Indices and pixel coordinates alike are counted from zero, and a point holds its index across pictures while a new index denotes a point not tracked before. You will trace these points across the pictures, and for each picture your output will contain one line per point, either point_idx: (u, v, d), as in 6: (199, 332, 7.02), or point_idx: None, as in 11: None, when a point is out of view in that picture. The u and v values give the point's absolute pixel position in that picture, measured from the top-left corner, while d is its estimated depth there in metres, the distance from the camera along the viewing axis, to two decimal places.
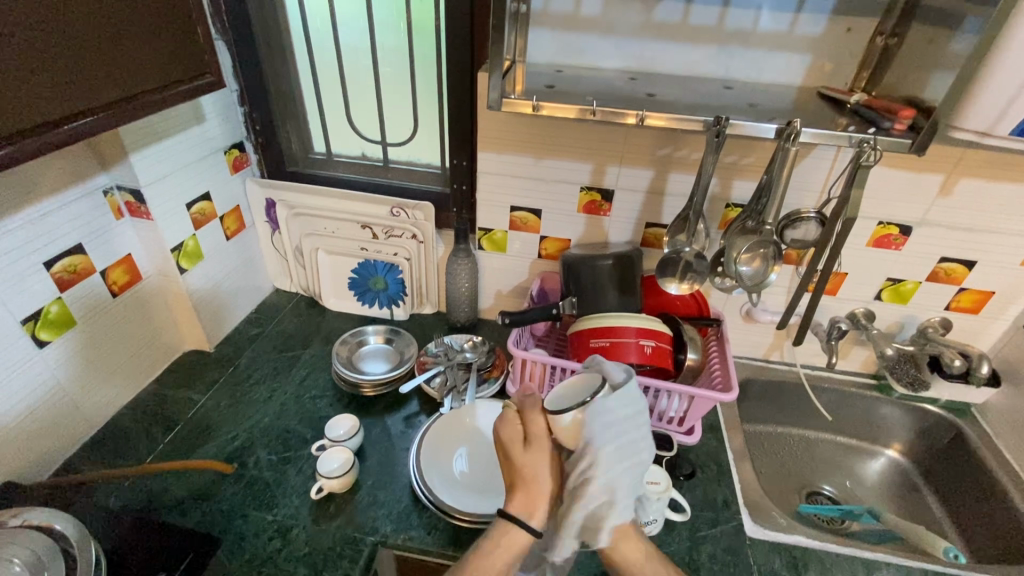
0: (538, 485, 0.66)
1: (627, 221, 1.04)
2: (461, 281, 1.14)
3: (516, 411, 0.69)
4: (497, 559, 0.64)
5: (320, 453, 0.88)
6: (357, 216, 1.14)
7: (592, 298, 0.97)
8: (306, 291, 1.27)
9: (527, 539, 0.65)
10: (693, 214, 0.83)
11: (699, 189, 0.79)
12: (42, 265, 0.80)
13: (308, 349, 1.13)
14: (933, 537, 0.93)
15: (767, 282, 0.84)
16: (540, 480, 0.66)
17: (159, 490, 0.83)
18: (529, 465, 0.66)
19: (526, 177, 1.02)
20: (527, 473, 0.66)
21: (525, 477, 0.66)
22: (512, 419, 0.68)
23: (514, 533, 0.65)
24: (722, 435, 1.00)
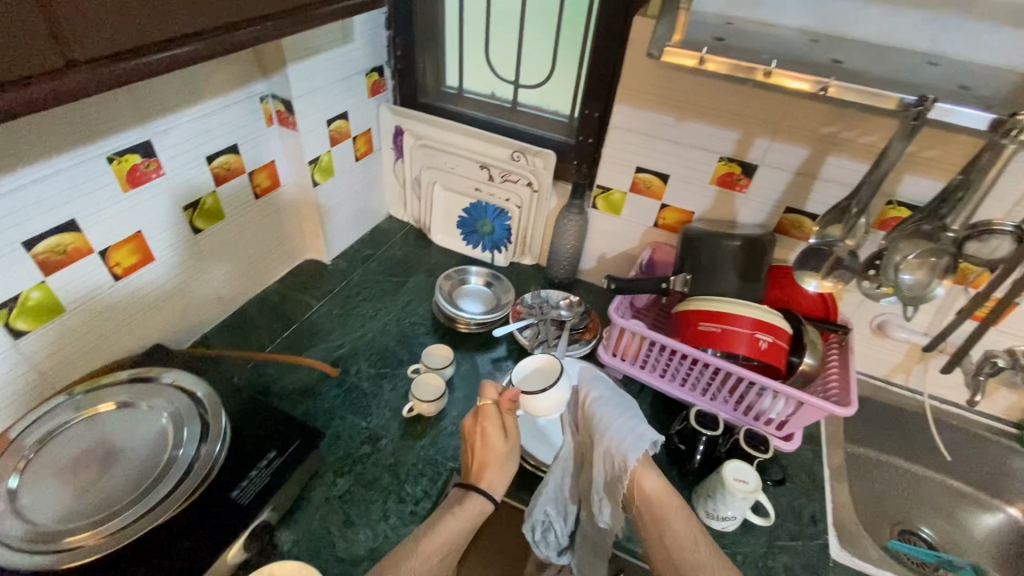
0: (494, 463, 0.70)
1: (763, 202, 0.95)
2: (569, 236, 1.11)
3: (478, 407, 0.74)
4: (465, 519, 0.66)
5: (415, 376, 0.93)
6: (478, 156, 1.14)
7: (709, 278, 0.91)
8: (416, 223, 1.32)
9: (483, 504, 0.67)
10: (858, 207, 0.73)
11: (870, 177, 0.69)
12: (205, 159, 0.87)
13: (412, 277, 1.18)
14: None
15: (931, 297, 0.72)
16: (496, 451, 0.71)
17: (274, 378, 0.92)
18: (484, 439, 0.72)
19: (662, 138, 0.96)
20: (485, 445, 0.71)
21: (487, 452, 0.71)
22: (482, 417, 0.73)
23: (475, 498, 0.67)
24: (821, 449, 0.93)
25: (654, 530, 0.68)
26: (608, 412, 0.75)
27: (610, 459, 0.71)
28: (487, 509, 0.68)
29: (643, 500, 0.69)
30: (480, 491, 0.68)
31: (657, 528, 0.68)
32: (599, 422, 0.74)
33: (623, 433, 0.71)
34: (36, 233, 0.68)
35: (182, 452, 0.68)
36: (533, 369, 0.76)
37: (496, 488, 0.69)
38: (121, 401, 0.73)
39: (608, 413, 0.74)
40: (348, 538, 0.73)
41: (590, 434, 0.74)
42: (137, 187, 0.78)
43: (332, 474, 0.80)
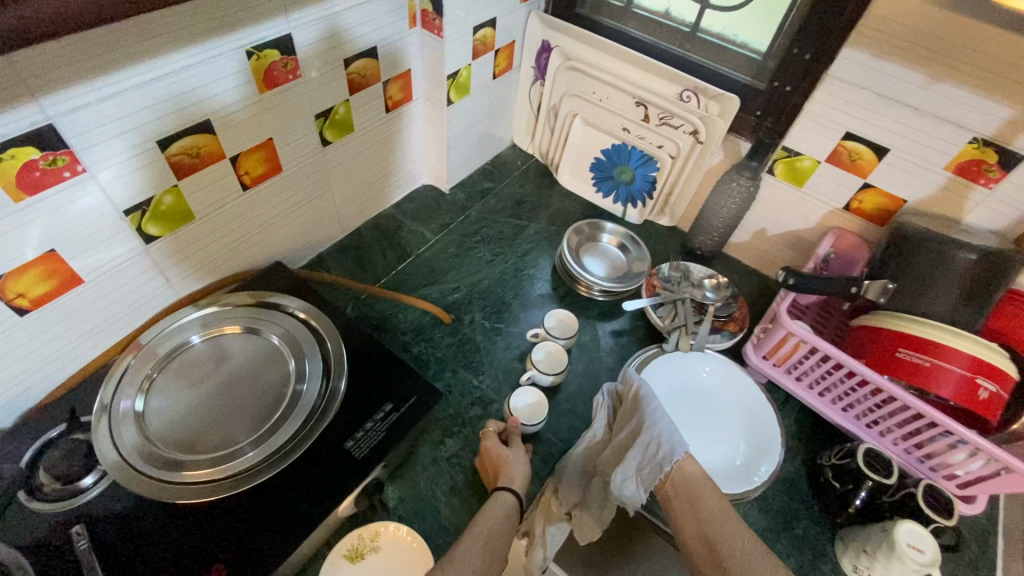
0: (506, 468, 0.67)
1: (1014, 205, 0.73)
2: (727, 204, 0.94)
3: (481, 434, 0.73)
4: (492, 517, 0.62)
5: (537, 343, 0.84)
6: (636, 89, 0.95)
7: (918, 291, 0.73)
8: (542, 157, 1.17)
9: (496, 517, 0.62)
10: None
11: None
12: (343, 61, 0.76)
13: (534, 221, 1.06)
14: None
15: None
16: (504, 461, 0.68)
17: (386, 314, 0.87)
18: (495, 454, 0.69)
19: (897, 102, 0.74)
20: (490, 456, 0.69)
21: (496, 468, 0.68)
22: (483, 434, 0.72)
23: (501, 494, 0.64)
24: (998, 514, 0.78)
25: (684, 504, 0.64)
26: (656, 406, 0.71)
27: (648, 451, 0.67)
28: (508, 511, 0.63)
29: (681, 479, 0.66)
30: (506, 489, 0.64)
31: (692, 518, 0.63)
32: (647, 410, 0.70)
33: (671, 429, 0.68)
34: (172, 129, 0.61)
35: (307, 388, 0.65)
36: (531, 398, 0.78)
37: (518, 485, 0.65)
38: (245, 326, 0.69)
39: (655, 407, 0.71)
40: (455, 506, 0.69)
41: (634, 423, 0.70)
42: (274, 88, 0.69)
43: (440, 433, 0.75)
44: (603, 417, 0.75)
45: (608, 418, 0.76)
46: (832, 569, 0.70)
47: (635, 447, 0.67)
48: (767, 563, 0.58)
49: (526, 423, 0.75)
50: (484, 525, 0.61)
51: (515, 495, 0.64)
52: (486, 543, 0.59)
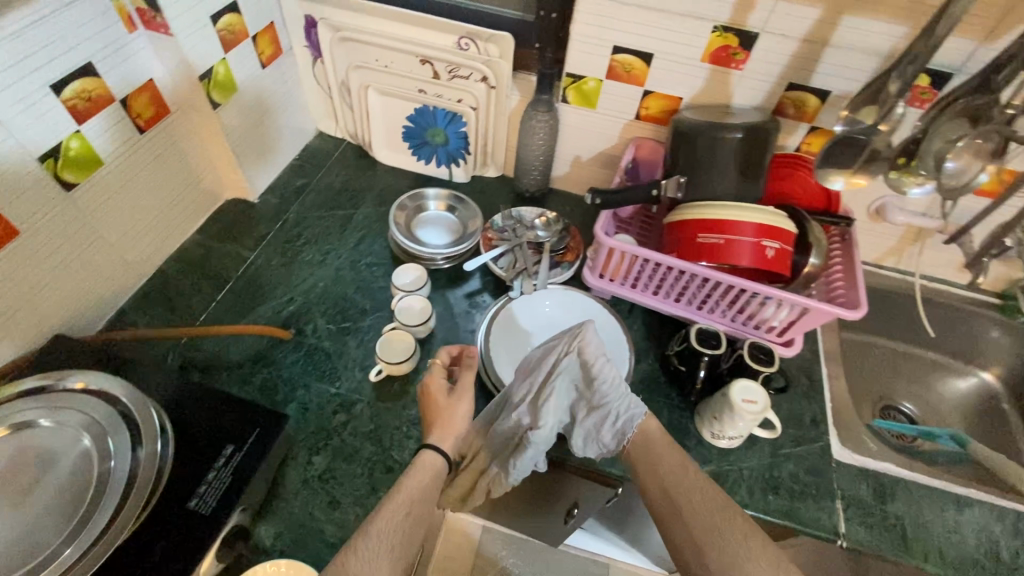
0: (447, 425, 0.68)
1: (764, 80, 0.81)
2: (538, 141, 0.96)
3: (427, 373, 0.73)
4: (424, 473, 0.65)
5: (393, 300, 0.84)
6: (416, 47, 0.92)
7: (704, 178, 0.80)
8: (354, 138, 1.12)
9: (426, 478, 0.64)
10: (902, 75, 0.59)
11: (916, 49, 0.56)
12: (50, 88, 0.64)
13: (360, 207, 1.02)
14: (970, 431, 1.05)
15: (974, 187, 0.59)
16: (449, 416, 0.69)
17: (217, 351, 0.80)
18: (441, 407, 0.69)
19: (644, 7, 0.78)
20: (438, 411, 0.69)
21: (441, 420, 0.69)
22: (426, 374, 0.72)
23: (427, 454, 0.66)
24: (816, 345, 0.90)
25: (644, 465, 0.67)
26: (612, 380, 0.67)
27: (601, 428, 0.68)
28: (437, 468, 0.66)
29: (642, 439, 0.68)
30: (433, 449, 0.67)
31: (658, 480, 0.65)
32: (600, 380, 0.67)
33: (628, 397, 0.67)
34: None
35: (116, 463, 0.57)
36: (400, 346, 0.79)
37: (446, 448, 0.68)
38: (19, 424, 0.59)
39: (609, 379, 0.67)
40: (337, 521, 0.67)
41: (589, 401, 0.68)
42: None
43: (306, 452, 0.71)
44: (535, 393, 0.68)
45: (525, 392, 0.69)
46: (698, 442, 0.78)
47: (591, 420, 0.68)
48: (729, 517, 0.62)
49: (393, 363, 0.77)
50: (414, 485, 0.63)
51: (444, 457, 0.67)
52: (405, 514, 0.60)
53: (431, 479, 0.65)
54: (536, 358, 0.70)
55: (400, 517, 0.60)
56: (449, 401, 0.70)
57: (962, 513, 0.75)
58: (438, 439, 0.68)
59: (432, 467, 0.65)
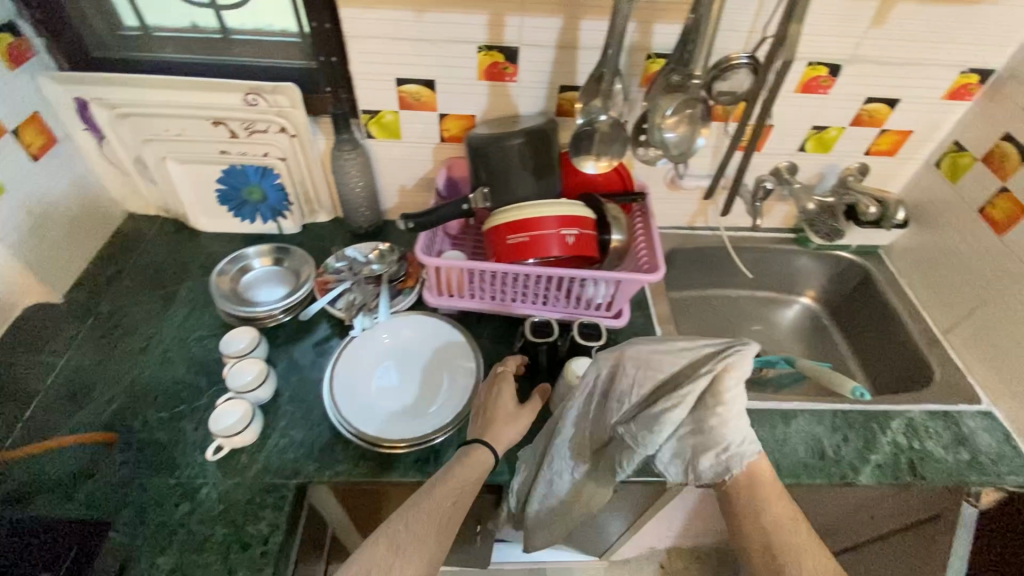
0: (490, 419, 0.73)
1: (538, 86, 0.88)
2: (353, 179, 0.97)
3: (509, 366, 0.79)
4: (476, 467, 0.68)
5: (226, 370, 0.81)
6: (204, 110, 0.91)
7: (504, 184, 0.85)
8: (169, 213, 1.07)
9: (486, 465, 0.69)
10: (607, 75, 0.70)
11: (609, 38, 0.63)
12: None
13: (184, 282, 0.98)
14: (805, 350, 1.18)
15: (694, 151, 0.68)
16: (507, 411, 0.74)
17: (30, 476, 0.72)
18: (499, 403, 0.75)
19: (409, 39, 0.82)
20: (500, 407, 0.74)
21: (499, 414, 0.73)
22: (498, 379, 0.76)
23: (480, 446, 0.70)
24: (650, 310, 0.99)
25: (745, 507, 0.67)
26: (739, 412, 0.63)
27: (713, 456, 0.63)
28: (488, 462, 0.69)
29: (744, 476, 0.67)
30: (486, 445, 0.70)
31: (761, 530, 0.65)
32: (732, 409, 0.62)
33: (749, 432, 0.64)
34: None
35: None
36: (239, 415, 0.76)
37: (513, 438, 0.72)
38: None
39: (701, 397, 0.63)
40: None
41: (690, 424, 0.64)
42: None
43: (150, 557, 0.66)
44: (592, 404, 0.72)
45: (631, 393, 0.67)
46: None
47: (692, 442, 0.64)
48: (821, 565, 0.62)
49: (234, 434, 0.74)
50: (464, 476, 0.67)
51: (496, 451, 0.70)
52: (455, 499, 0.65)
53: (481, 476, 0.68)
54: (642, 353, 0.67)
55: (448, 500, 0.64)
56: (499, 398, 0.75)
57: (789, 425, 0.85)
58: (492, 436, 0.71)
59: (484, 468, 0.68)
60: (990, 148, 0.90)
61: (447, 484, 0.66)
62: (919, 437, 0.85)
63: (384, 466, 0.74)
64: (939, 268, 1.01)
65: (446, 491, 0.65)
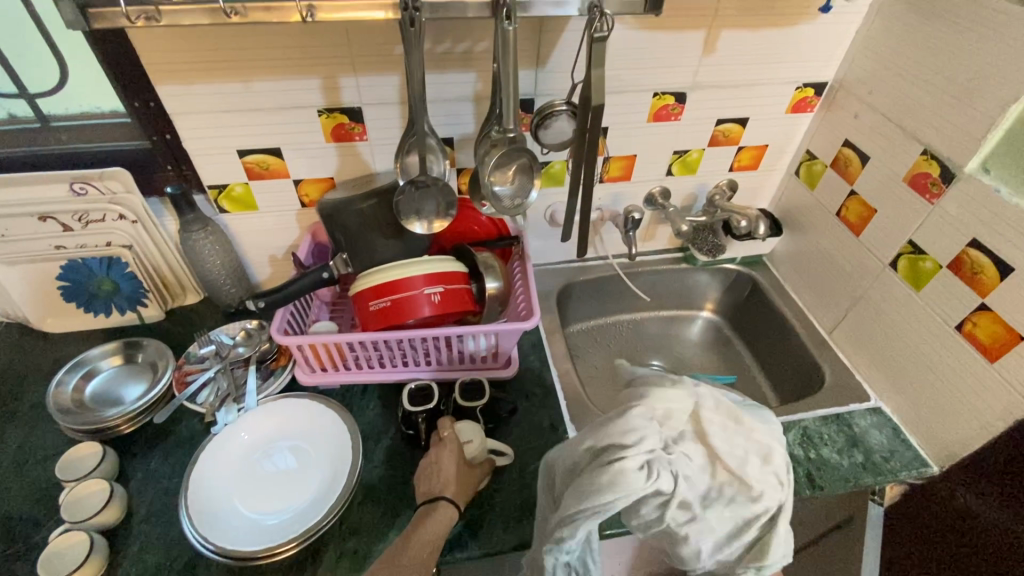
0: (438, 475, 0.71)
1: (391, 142, 0.86)
2: (210, 257, 0.90)
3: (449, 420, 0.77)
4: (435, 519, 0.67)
5: (63, 499, 0.71)
6: (26, 205, 0.83)
7: (363, 248, 0.81)
8: (9, 317, 0.96)
9: (445, 523, 0.67)
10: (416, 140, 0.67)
11: (416, 100, 0.61)
12: None
13: (25, 395, 0.87)
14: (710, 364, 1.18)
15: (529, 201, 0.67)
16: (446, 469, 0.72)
17: None
18: (444, 459, 0.72)
19: (241, 110, 0.78)
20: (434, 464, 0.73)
21: (439, 472, 0.71)
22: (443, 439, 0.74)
23: (442, 502, 0.68)
24: (545, 352, 0.96)
25: None
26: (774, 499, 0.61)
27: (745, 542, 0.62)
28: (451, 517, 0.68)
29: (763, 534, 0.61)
30: (449, 503, 0.68)
31: None
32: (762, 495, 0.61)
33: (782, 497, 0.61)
34: None
35: None
36: (76, 548, 0.66)
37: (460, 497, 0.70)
38: None
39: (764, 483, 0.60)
40: None
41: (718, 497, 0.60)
42: None
43: None
44: (599, 465, 0.59)
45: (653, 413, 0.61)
46: None
47: (702, 526, 0.60)
48: None
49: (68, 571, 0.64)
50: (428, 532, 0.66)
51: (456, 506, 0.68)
52: (426, 550, 0.64)
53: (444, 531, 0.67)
54: (720, 423, 0.62)
55: (420, 551, 0.64)
56: (442, 453, 0.73)
57: None
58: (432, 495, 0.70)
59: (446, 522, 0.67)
60: (835, 154, 0.94)
61: (412, 540, 0.65)
62: (815, 445, 0.85)
63: None
64: (815, 271, 1.04)
65: (416, 544, 0.65)
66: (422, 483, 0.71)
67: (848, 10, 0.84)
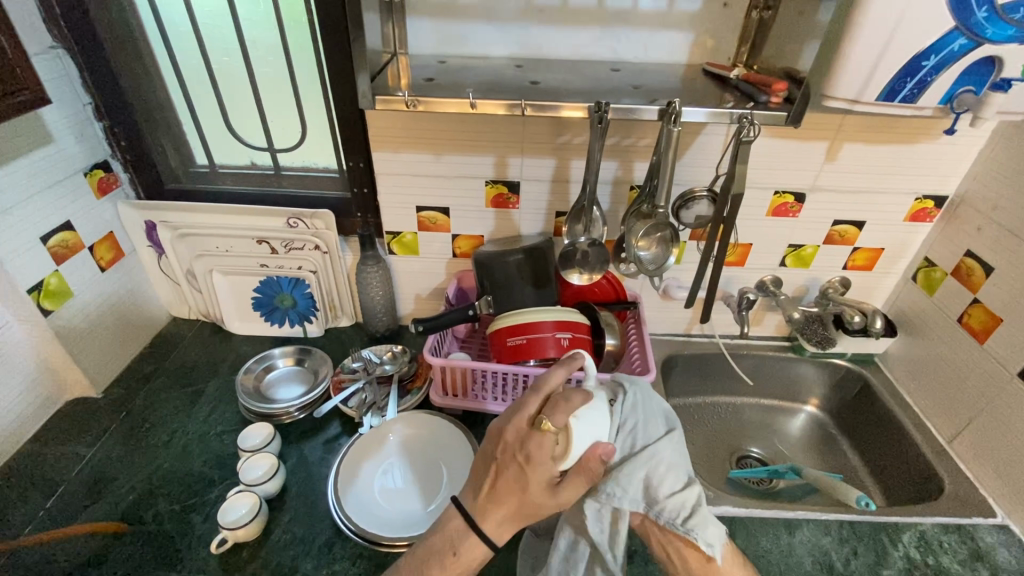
0: (531, 498, 0.61)
1: (537, 211, 1.02)
2: (374, 289, 1.08)
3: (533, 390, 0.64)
4: (469, 561, 0.63)
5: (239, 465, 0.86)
6: (252, 231, 1.06)
7: (506, 294, 0.95)
8: (207, 317, 1.19)
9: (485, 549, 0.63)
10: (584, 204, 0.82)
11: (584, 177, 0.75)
12: None
13: (212, 379, 1.06)
14: (816, 458, 1.15)
15: (667, 265, 0.82)
16: (536, 504, 0.61)
17: (41, 565, 0.75)
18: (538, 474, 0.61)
19: (429, 175, 0.98)
20: (530, 502, 0.61)
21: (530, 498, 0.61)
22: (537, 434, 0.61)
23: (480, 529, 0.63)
24: None
25: None
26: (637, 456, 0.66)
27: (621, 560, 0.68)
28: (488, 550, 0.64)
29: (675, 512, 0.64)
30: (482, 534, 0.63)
31: None
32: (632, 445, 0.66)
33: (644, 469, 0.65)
34: None
35: None
36: (243, 507, 0.79)
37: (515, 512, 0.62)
38: None
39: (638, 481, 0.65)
40: None
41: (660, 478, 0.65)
42: None
43: None
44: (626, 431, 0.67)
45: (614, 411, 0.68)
46: None
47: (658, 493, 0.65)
48: None
49: (235, 524, 0.76)
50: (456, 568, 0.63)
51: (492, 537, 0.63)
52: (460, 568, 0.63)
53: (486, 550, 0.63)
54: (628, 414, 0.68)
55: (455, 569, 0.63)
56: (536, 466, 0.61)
57: (794, 535, 0.83)
58: (493, 531, 0.63)
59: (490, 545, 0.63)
60: (956, 263, 0.98)
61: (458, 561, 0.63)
62: (933, 551, 0.82)
63: (380, 564, 0.75)
64: (933, 376, 1.03)
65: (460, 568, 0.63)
66: (499, 502, 0.62)
67: (972, 135, 0.91)
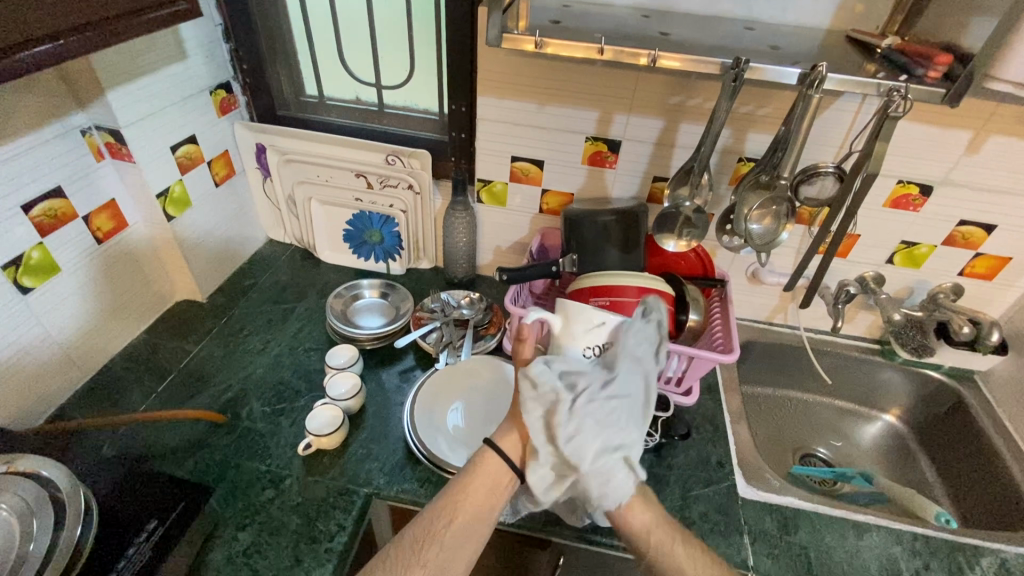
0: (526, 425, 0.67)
1: (634, 175, 0.99)
2: (459, 235, 1.10)
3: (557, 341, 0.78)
4: (483, 473, 0.65)
5: (325, 379, 0.92)
6: (352, 165, 1.10)
7: (593, 255, 0.93)
8: (300, 243, 1.25)
9: (501, 468, 0.65)
10: (697, 168, 0.80)
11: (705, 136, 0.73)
12: (20, 209, 0.79)
13: (301, 301, 1.13)
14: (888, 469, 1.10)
15: (778, 241, 0.81)
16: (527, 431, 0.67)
17: (153, 439, 0.85)
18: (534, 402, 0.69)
19: (531, 126, 0.97)
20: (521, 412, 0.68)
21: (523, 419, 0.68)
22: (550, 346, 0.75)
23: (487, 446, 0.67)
24: (720, 397, 1.01)
25: None
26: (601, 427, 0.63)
27: None
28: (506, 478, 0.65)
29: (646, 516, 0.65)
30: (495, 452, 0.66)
31: None
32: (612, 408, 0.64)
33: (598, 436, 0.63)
34: None
35: (35, 545, 0.60)
36: (326, 418, 0.85)
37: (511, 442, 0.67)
38: None
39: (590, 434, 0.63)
40: None
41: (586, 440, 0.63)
42: None
43: (232, 529, 0.74)
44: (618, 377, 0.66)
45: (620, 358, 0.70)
46: None
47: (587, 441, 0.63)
48: None
49: (315, 431, 0.82)
50: (476, 492, 0.63)
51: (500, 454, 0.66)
52: (490, 488, 0.64)
53: (506, 473, 0.65)
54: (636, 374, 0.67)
55: (483, 488, 0.64)
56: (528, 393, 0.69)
57: (862, 539, 0.81)
58: (502, 443, 0.67)
59: (505, 464, 0.65)
60: None
61: (479, 472, 0.65)
62: None
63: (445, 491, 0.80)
64: None
65: (482, 479, 0.64)
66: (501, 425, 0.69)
67: None
